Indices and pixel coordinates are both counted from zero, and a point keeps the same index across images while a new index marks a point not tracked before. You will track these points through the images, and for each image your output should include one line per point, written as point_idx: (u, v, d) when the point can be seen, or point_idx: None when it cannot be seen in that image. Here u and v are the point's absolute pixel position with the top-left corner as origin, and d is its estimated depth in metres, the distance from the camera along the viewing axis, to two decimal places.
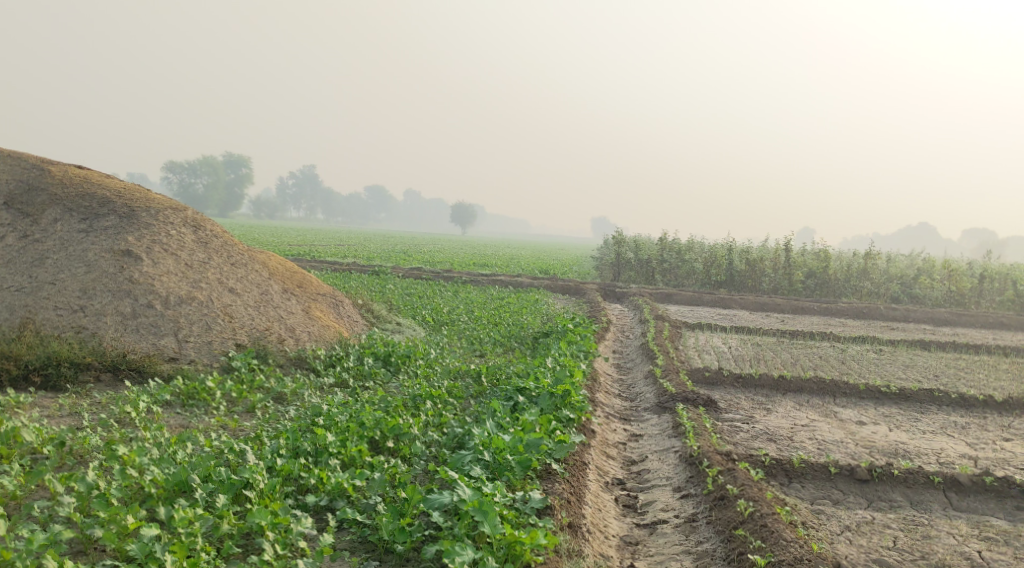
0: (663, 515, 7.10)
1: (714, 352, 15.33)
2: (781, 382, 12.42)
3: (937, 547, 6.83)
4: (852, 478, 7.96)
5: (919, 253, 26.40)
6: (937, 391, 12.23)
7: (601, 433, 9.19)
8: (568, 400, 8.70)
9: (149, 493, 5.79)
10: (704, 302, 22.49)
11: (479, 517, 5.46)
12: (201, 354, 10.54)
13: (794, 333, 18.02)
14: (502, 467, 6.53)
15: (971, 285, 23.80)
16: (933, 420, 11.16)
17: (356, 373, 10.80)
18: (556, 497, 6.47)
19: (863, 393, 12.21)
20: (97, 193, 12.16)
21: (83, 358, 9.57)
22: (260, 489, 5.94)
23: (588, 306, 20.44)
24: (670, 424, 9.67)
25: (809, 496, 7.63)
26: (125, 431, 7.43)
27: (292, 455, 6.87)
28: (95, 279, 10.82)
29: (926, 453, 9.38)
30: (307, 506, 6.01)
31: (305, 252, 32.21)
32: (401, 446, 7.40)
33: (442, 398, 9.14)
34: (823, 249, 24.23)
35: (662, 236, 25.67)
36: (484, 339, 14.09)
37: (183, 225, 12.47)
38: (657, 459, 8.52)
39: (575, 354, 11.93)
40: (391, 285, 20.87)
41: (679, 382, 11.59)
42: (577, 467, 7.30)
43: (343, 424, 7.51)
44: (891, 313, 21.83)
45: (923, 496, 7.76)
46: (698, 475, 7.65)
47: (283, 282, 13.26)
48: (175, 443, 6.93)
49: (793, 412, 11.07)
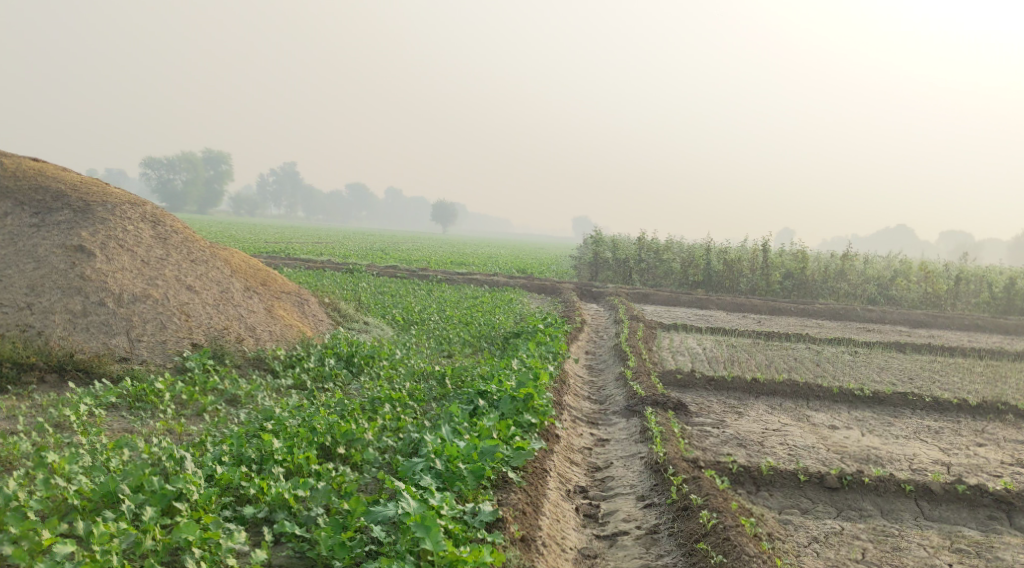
0: (625, 526, 6.82)
1: (687, 354, 15.08)
2: (754, 385, 12.19)
3: (907, 559, 6.58)
4: (822, 486, 7.72)
5: (896, 255, 26.32)
6: (911, 394, 12.06)
7: (566, 438, 8.89)
8: (530, 405, 8.38)
9: (73, 505, 5.44)
10: (681, 302, 22.27)
11: (421, 533, 5.14)
12: (154, 353, 10.10)
13: (770, 335, 17.83)
14: (454, 477, 6.22)
15: (947, 286, 23.73)
16: (906, 424, 10.97)
17: (316, 374, 10.44)
18: (510, 509, 6.17)
19: (837, 396, 12.01)
20: (51, 186, 11.70)
21: (26, 357, 9.14)
22: (193, 500, 5.63)
23: (563, 306, 20.15)
24: (638, 428, 9.39)
25: (777, 505, 7.38)
26: (59, 435, 7.04)
27: (235, 463, 6.54)
28: (44, 276, 10.38)
29: (899, 459, 9.17)
30: (245, 518, 5.70)
31: (280, 250, 31.65)
32: (353, 452, 7.09)
33: (402, 401, 8.81)
34: (801, 249, 24.09)
35: (640, 236, 25.47)
36: (453, 340, 13.75)
37: (141, 220, 12.04)
38: (622, 466, 8.23)
39: (544, 355, 11.60)
40: (364, 283, 20.46)
41: (650, 384, 11.33)
42: (536, 476, 7.00)
43: (292, 430, 7.16)
44: (867, 314, 21.70)
45: (895, 505, 7.53)
46: (663, 483, 7.38)
47: (245, 280, 12.85)
48: (110, 449, 6.56)
49: (765, 416, 10.84)
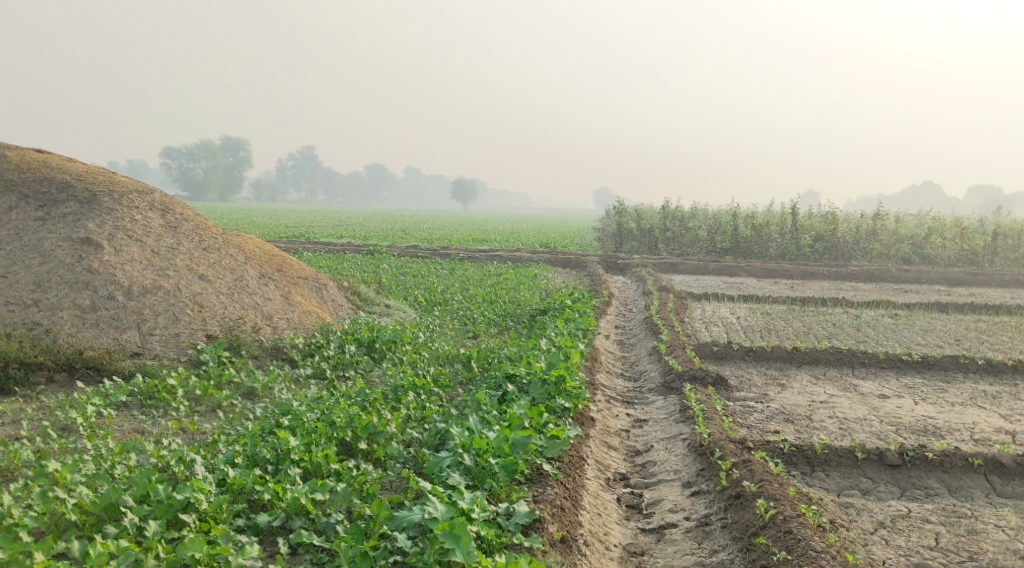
0: (672, 517, 6.31)
1: (722, 323, 14.46)
2: (796, 354, 11.56)
3: (986, 544, 5.97)
4: (882, 464, 7.13)
5: (928, 212, 25.35)
6: (962, 357, 11.38)
7: (602, 421, 8.37)
8: (563, 388, 7.85)
9: (72, 521, 5.03)
10: (709, 271, 21.57)
11: (450, 543, 4.67)
12: (167, 347, 9.67)
13: (805, 300, 17.14)
14: (485, 473, 5.71)
15: (984, 242, 22.75)
16: (961, 390, 10.31)
17: (336, 362, 9.96)
18: (547, 506, 5.68)
19: (884, 362, 11.37)
20: (56, 177, 11.28)
21: (34, 357, 8.74)
22: (202, 510, 5.20)
23: (589, 280, 19.55)
24: (678, 407, 8.84)
25: (835, 487, 6.80)
26: (63, 441, 6.62)
27: (249, 463, 6.08)
28: (51, 271, 9.96)
29: (959, 429, 8.54)
30: (259, 527, 5.25)
31: (300, 234, 31.21)
32: (376, 448, 6.61)
33: (427, 388, 8.31)
34: (831, 211, 23.24)
35: (664, 205, 24.78)
36: (478, 319, 13.25)
37: (150, 208, 11.59)
38: (664, 448, 7.69)
39: (573, 333, 11.05)
40: (385, 264, 20.00)
41: (686, 359, 10.75)
42: (573, 467, 6.49)
43: (310, 424, 6.71)
44: (902, 274, 20.89)
45: (963, 482, 6.92)
46: (710, 468, 6.85)
47: (260, 266, 12.41)
48: (116, 454, 6.10)
49: (811, 387, 10.23)
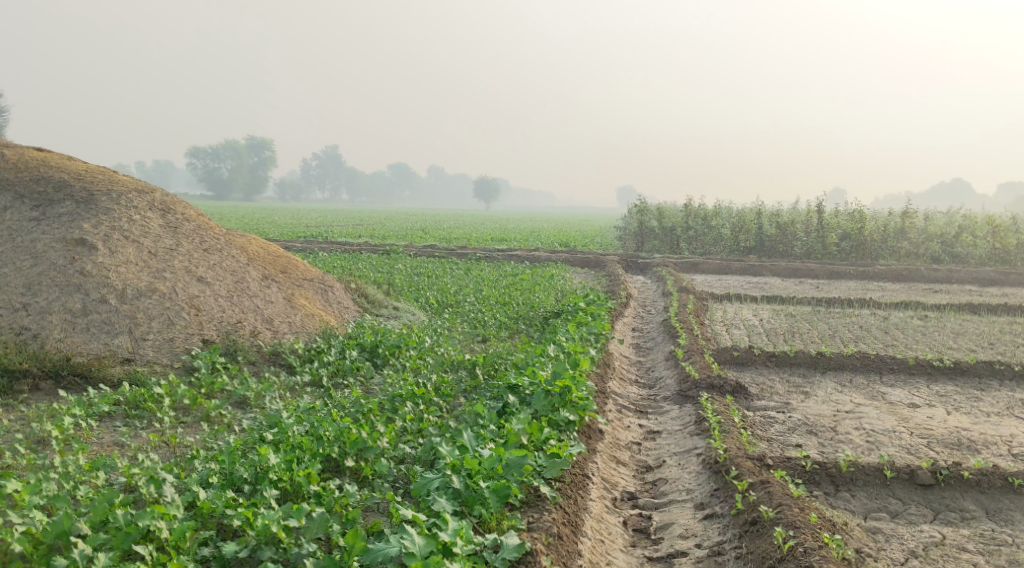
0: (682, 544, 5.82)
1: (744, 326, 13.84)
2: (820, 359, 10.94)
3: None
4: (913, 483, 6.55)
5: (958, 210, 24.47)
6: (997, 363, 10.70)
7: (611, 434, 7.84)
8: (567, 399, 7.33)
9: (20, 552, 4.61)
10: (732, 270, 20.95)
11: None
12: (160, 353, 9.27)
13: (831, 300, 16.49)
14: (473, 498, 5.22)
15: (1017, 241, 21.81)
16: (997, 399, 9.66)
17: (335, 369, 9.54)
18: (543, 535, 5.21)
19: (913, 368, 10.72)
20: (53, 177, 10.95)
21: (19, 364, 8.40)
22: (164, 538, 4.78)
23: (607, 280, 19.00)
24: (693, 419, 8.28)
25: (860, 509, 6.26)
26: (34, 455, 6.22)
27: (225, 483, 5.65)
28: (42, 273, 9.62)
29: (996, 442, 7.93)
30: (226, 557, 4.83)
31: (318, 234, 31.02)
32: (364, 466, 6.16)
33: (426, 397, 7.83)
34: (858, 208, 22.46)
35: (686, 202, 24.20)
36: (488, 322, 12.76)
37: (148, 208, 11.24)
38: (676, 465, 7.15)
39: (585, 337, 10.52)
40: (399, 265, 19.60)
41: (705, 364, 10.19)
42: (575, 487, 6.01)
43: (294, 439, 6.25)
44: (932, 274, 20.07)
45: (1003, 504, 6.33)
46: (725, 489, 6.34)
47: (264, 268, 12.02)
48: (83, 473, 5.69)
49: (836, 395, 9.64)
